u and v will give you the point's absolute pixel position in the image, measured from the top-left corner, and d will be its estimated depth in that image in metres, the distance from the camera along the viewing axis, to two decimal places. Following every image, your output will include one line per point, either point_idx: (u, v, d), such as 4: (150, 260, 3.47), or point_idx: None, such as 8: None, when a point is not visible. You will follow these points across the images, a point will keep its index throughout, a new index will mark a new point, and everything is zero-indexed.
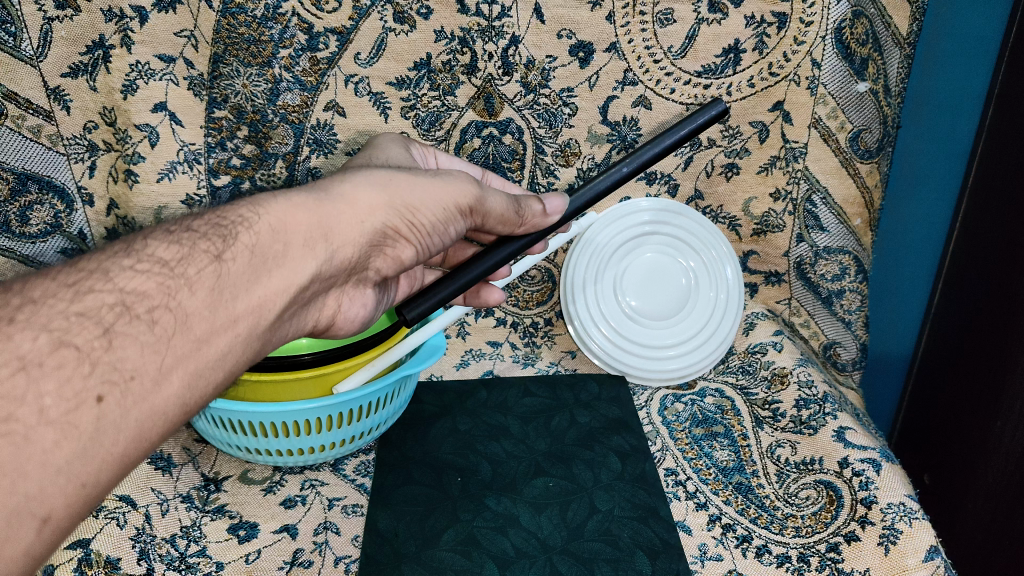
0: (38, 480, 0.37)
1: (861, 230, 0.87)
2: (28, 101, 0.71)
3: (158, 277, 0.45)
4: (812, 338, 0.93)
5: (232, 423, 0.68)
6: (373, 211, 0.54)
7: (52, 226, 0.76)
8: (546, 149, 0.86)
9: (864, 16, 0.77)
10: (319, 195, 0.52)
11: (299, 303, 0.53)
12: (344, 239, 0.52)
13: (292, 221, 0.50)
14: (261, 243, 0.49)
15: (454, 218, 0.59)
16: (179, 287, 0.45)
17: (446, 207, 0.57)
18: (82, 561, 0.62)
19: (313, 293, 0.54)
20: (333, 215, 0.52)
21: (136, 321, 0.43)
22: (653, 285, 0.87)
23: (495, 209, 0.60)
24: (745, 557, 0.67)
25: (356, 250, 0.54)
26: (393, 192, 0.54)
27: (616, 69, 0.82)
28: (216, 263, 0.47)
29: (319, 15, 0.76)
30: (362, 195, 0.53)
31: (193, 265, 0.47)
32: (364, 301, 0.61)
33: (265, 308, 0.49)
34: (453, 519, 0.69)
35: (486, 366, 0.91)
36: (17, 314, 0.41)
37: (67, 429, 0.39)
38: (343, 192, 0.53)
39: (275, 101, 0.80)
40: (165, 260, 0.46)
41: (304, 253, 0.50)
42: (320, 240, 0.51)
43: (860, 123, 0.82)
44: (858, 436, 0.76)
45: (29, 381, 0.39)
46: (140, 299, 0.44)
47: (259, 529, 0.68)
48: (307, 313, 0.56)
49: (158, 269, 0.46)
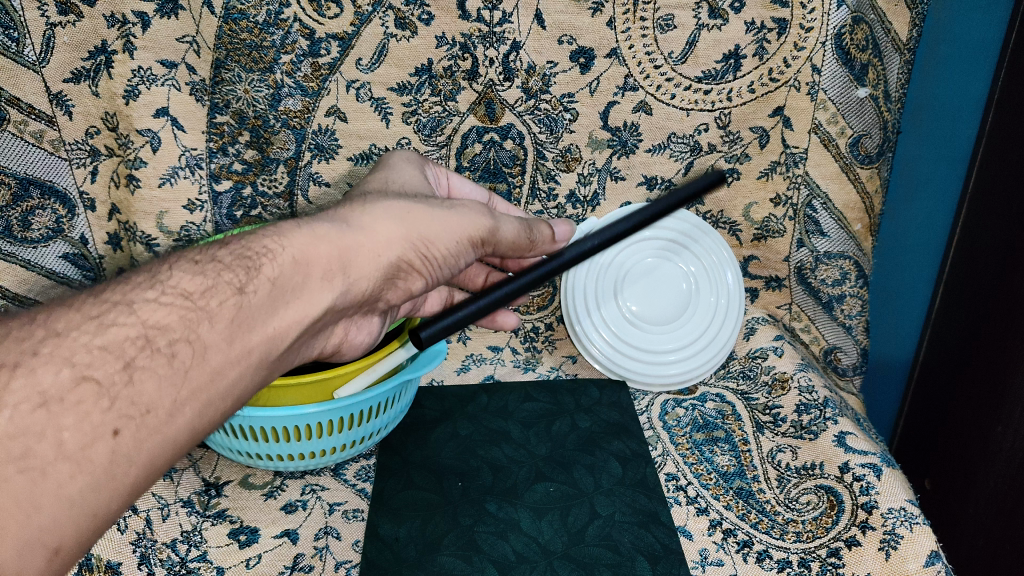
0: (51, 515, 0.38)
1: (861, 235, 0.88)
2: (30, 106, 0.72)
3: (180, 309, 0.46)
4: (812, 343, 0.93)
5: (234, 428, 0.68)
6: (391, 243, 0.54)
7: (53, 230, 0.77)
8: (547, 155, 0.86)
9: (864, 22, 0.78)
10: (341, 226, 0.52)
11: (311, 332, 0.53)
12: (362, 272, 0.53)
13: (313, 253, 0.51)
14: (282, 275, 0.49)
15: (467, 251, 0.59)
16: (200, 320, 0.46)
17: (461, 240, 0.58)
18: (84, 566, 0.63)
19: (325, 322, 0.54)
20: (354, 247, 0.52)
21: (157, 354, 0.44)
22: (655, 290, 0.87)
23: (507, 237, 0.61)
24: (745, 563, 0.67)
25: (372, 283, 0.54)
26: (412, 225, 0.55)
27: (617, 75, 0.82)
28: (239, 294, 0.48)
29: (321, 20, 0.77)
30: (382, 227, 0.54)
31: (215, 297, 0.47)
32: (370, 328, 0.63)
33: (279, 339, 0.50)
34: (454, 524, 0.69)
35: (486, 370, 0.91)
36: (41, 347, 0.42)
37: (82, 463, 0.40)
38: (364, 225, 0.53)
39: (277, 107, 0.80)
40: (188, 292, 0.47)
41: (323, 285, 0.51)
42: (339, 273, 0.52)
43: (860, 128, 0.82)
44: (858, 441, 0.75)
45: (50, 417, 0.39)
46: (161, 332, 0.45)
47: (260, 534, 0.68)
48: (314, 340, 0.57)
49: (181, 302, 0.46)
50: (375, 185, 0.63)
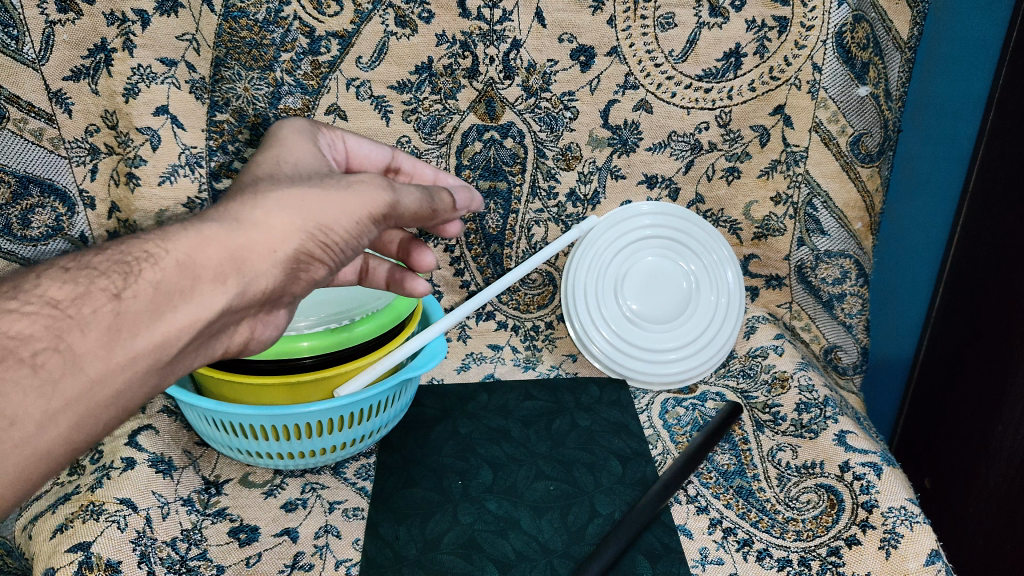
0: None
1: (862, 234, 0.87)
2: (30, 105, 0.72)
3: (45, 318, 0.39)
4: (812, 342, 0.93)
5: (233, 427, 0.68)
6: (287, 235, 0.47)
7: (53, 228, 0.77)
8: (547, 153, 0.86)
9: (864, 20, 0.77)
10: (229, 225, 0.45)
11: (207, 335, 0.47)
12: (258, 271, 0.46)
13: (201, 255, 0.44)
14: (166, 280, 0.42)
15: (369, 230, 0.52)
16: (69, 327, 0.39)
17: (361, 221, 0.50)
18: (83, 564, 0.60)
19: (223, 324, 0.47)
20: (245, 247, 0.45)
21: (16, 365, 0.37)
22: (653, 289, 0.88)
23: (409, 210, 0.53)
24: (746, 561, 0.67)
25: (271, 280, 0.47)
26: (307, 212, 0.47)
27: (617, 73, 0.82)
28: (115, 301, 0.40)
29: (320, 18, 0.77)
30: (272, 219, 0.46)
31: (87, 304, 0.40)
32: (277, 322, 0.55)
33: (168, 346, 0.43)
34: (453, 523, 0.69)
35: (486, 369, 0.90)
36: None
37: None
38: (254, 218, 0.46)
39: (276, 105, 0.80)
40: (56, 299, 0.39)
41: (215, 288, 0.44)
42: (232, 273, 0.45)
43: (860, 127, 0.82)
44: (858, 440, 0.75)
45: None
46: (21, 342, 0.37)
47: (260, 533, 0.68)
48: (212, 344, 0.49)
49: (46, 309, 0.39)
50: (264, 169, 0.51)
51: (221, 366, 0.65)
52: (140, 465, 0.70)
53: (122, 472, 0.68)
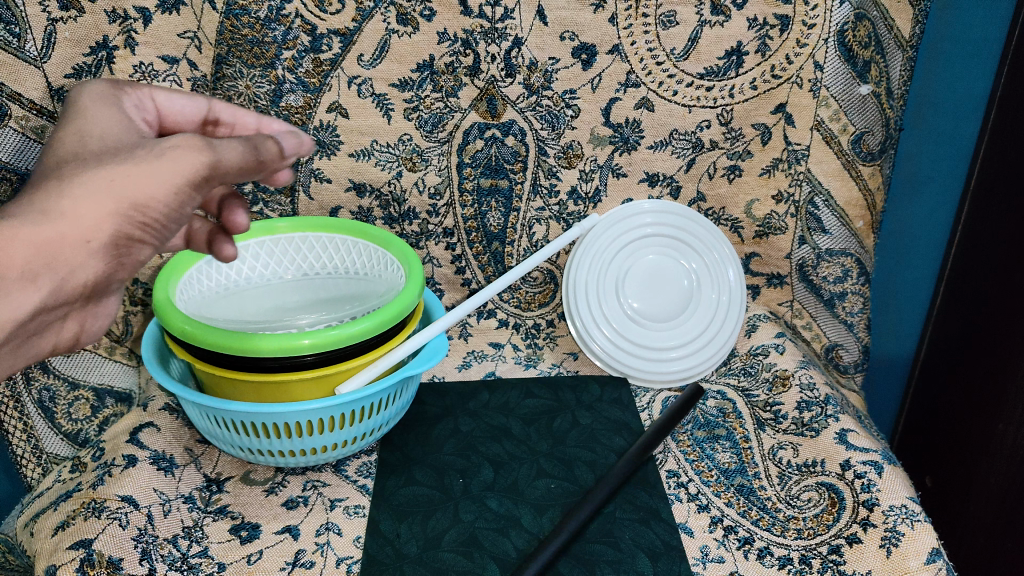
0: None
1: (863, 233, 0.87)
2: (32, 102, 0.69)
3: None
4: (814, 340, 0.93)
5: (233, 424, 0.68)
6: (99, 223, 0.44)
7: None
8: (549, 151, 0.86)
9: (866, 19, 0.77)
10: (33, 219, 0.42)
11: (19, 334, 0.47)
12: (71, 265, 0.44)
13: (8, 255, 0.42)
14: None
15: (192, 198, 0.47)
16: None
17: (180, 189, 0.46)
18: (86, 561, 0.61)
19: (37, 321, 0.47)
20: (55, 243, 0.43)
21: None
22: (654, 287, 0.88)
23: (233, 167, 0.47)
24: (747, 559, 0.67)
25: (92, 272, 0.46)
26: (117, 193, 0.44)
27: (619, 72, 0.82)
28: None
29: (322, 16, 0.77)
30: (82, 207, 0.43)
31: None
32: (109, 311, 0.54)
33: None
34: (455, 521, 0.69)
35: (488, 367, 0.90)
36: None
37: None
38: (60, 209, 0.43)
39: (278, 103, 0.81)
40: None
41: (25, 287, 0.43)
42: (42, 271, 0.43)
43: (862, 125, 0.82)
44: (860, 438, 0.75)
45: None
46: None
47: (261, 530, 0.68)
48: (35, 341, 0.50)
49: None
50: (67, 148, 0.49)
51: (222, 363, 0.65)
52: (141, 462, 0.70)
53: (123, 470, 0.69)
